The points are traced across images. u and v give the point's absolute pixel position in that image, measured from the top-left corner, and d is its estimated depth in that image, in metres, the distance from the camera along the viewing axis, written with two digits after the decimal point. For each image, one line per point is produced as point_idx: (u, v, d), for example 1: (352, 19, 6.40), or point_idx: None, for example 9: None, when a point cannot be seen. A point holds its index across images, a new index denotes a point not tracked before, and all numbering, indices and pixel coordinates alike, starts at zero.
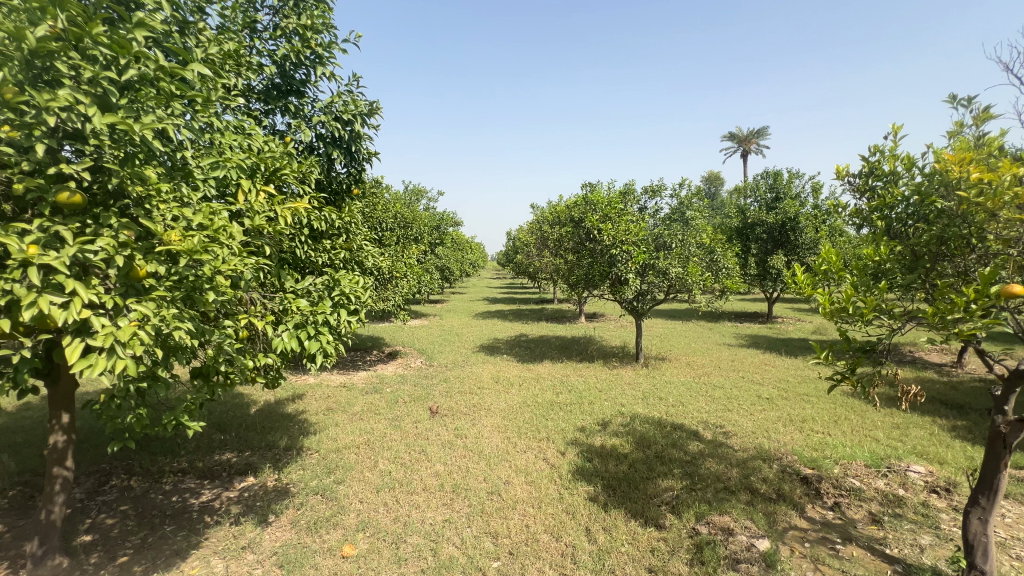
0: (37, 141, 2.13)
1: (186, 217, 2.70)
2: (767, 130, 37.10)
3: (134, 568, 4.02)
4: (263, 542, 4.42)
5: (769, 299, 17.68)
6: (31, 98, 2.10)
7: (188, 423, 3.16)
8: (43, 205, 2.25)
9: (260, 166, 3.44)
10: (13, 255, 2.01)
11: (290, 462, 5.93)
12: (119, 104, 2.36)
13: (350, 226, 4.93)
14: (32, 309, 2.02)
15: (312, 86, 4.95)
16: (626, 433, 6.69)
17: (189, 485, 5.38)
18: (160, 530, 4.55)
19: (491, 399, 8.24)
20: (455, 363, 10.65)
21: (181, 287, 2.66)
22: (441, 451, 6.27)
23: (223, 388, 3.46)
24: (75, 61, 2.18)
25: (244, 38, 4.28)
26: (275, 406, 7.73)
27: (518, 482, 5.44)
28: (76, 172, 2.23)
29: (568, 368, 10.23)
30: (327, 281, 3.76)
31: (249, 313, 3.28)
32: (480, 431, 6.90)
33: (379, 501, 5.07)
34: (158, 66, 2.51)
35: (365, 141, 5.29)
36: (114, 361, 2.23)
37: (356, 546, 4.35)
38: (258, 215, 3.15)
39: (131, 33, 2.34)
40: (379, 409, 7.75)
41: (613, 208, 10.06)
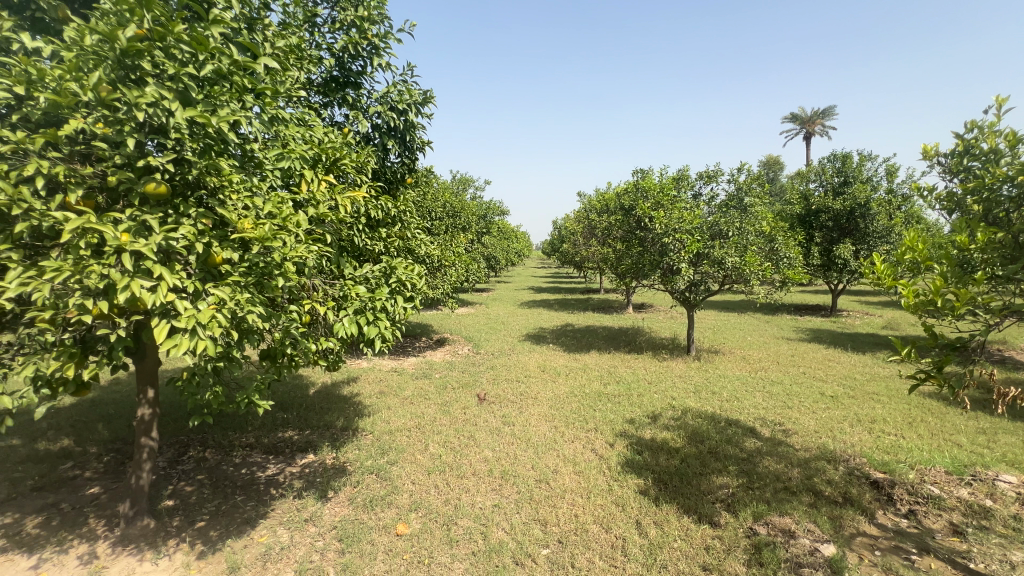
0: (127, 136, 2.30)
1: (259, 206, 2.84)
2: (833, 108, 34.52)
3: (211, 533, 4.38)
4: (324, 516, 4.66)
5: (835, 291, 16.54)
6: (122, 96, 2.26)
7: (258, 402, 3.35)
8: (132, 196, 2.43)
9: (322, 156, 3.52)
10: (108, 242, 2.20)
11: (346, 442, 6.20)
12: (198, 99, 2.51)
13: (405, 215, 4.98)
14: (125, 292, 2.20)
15: (369, 77, 5.03)
16: (678, 427, 6.51)
17: (256, 459, 5.75)
18: (232, 499, 4.91)
19: (538, 388, 8.25)
20: (501, 351, 10.73)
21: (253, 273, 2.81)
22: (489, 437, 6.36)
23: (288, 370, 3.63)
24: (159, 59, 2.33)
25: (304, 31, 4.38)
26: (332, 388, 8.11)
27: (566, 472, 5.43)
28: (162, 164, 2.40)
29: (617, 359, 10.05)
30: (384, 268, 3.85)
31: (312, 298, 3.39)
32: (527, 419, 6.93)
33: (431, 483, 5.21)
34: (234, 60, 2.64)
35: (419, 130, 5.33)
36: (196, 342, 2.41)
37: (410, 525, 4.51)
38: (321, 204, 3.25)
39: (208, 30, 2.47)
40: (428, 394, 7.96)
41: (666, 195, 9.73)
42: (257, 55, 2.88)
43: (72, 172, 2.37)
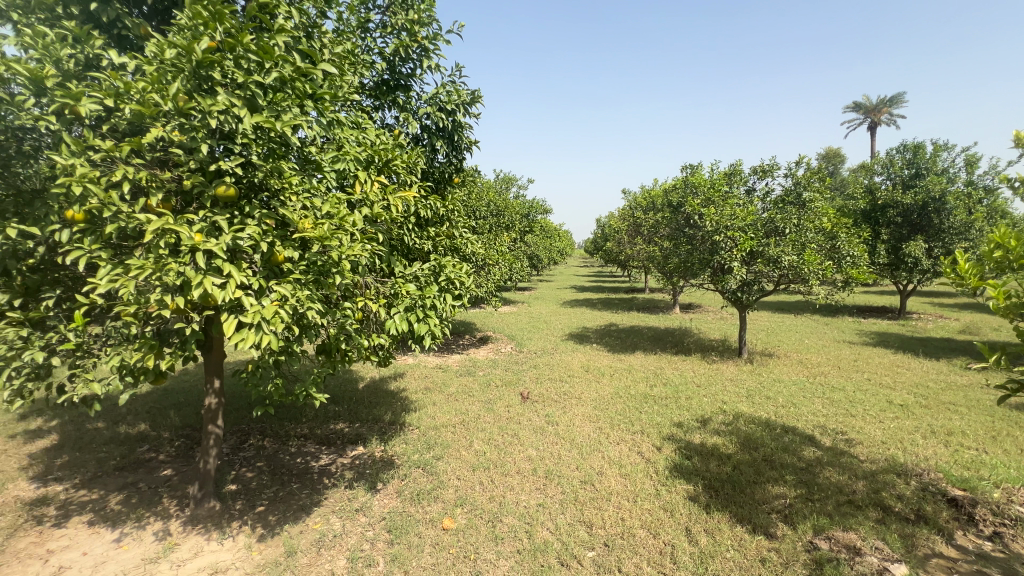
0: (201, 142, 2.46)
1: (318, 206, 2.95)
2: (902, 96, 32.07)
3: (270, 517, 4.62)
4: (374, 506, 4.81)
5: (903, 291, 15.37)
6: (197, 104, 2.42)
7: (315, 395, 3.50)
8: (205, 198, 2.59)
9: (375, 157, 3.61)
10: (183, 242, 2.37)
11: (394, 435, 6.37)
12: (264, 104, 2.65)
13: (452, 214, 5.03)
14: (198, 289, 2.36)
15: (418, 80, 5.12)
16: (729, 432, 6.26)
17: (310, 449, 6.02)
18: (288, 486, 5.16)
19: (582, 388, 8.16)
20: (544, 350, 10.69)
21: (312, 271, 2.93)
22: (533, 436, 6.35)
23: (343, 365, 3.76)
24: (229, 69, 2.48)
25: (357, 37, 4.50)
26: (380, 383, 8.36)
27: (612, 474, 5.33)
28: (232, 167, 2.55)
29: (663, 360, 9.78)
30: (434, 266, 3.92)
31: (365, 296, 3.49)
32: (571, 419, 6.87)
33: (476, 480, 5.27)
34: (296, 67, 2.77)
35: (466, 130, 5.37)
36: (260, 336, 2.54)
37: (456, 520, 4.57)
38: (374, 204, 3.34)
39: (273, 39, 2.62)
40: (472, 391, 8.05)
41: (717, 191, 9.36)
42: (316, 62, 3.01)
43: (152, 177, 2.57)
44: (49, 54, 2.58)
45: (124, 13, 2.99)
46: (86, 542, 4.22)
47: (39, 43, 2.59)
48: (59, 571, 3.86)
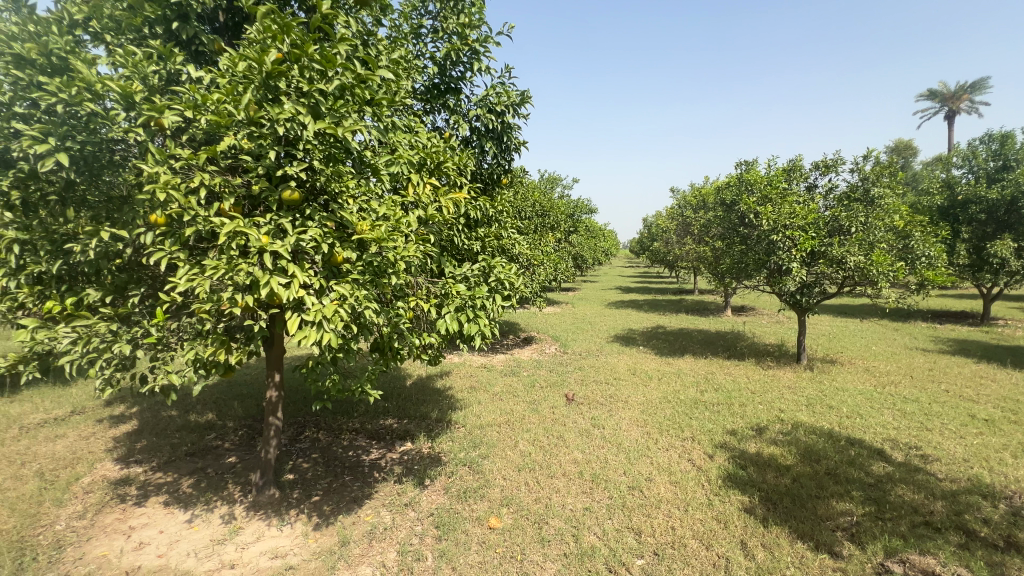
0: (269, 149, 2.61)
1: (375, 209, 3.06)
2: (987, 81, 29.24)
3: (324, 507, 4.83)
4: (422, 502, 4.91)
5: (988, 295, 14.01)
6: (267, 113, 2.57)
7: (369, 392, 3.60)
8: (272, 202, 2.74)
9: (428, 159, 3.68)
10: (253, 244, 2.51)
11: (441, 433, 6.48)
12: (327, 112, 2.78)
13: (501, 215, 5.05)
14: (265, 289, 2.49)
15: (468, 82, 5.17)
16: (788, 442, 5.93)
17: (362, 443, 6.23)
18: (341, 478, 5.36)
19: (629, 391, 7.99)
20: (589, 352, 10.55)
21: (369, 272, 3.02)
22: (579, 438, 6.27)
23: (396, 363, 3.86)
24: (295, 78, 2.62)
25: (410, 43, 4.61)
26: (427, 381, 8.53)
27: (661, 481, 5.18)
28: (297, 172, 2.68)
29: (714, 365, 9.42)
30: (483, 266, 3.96)
31: (417, 295, 3.56)
32: (618, 423, 6.73)
33: (522, 480, 5.26)
34: (357, 75, 2.89)
35: (515, 131, 5.37)
36: (321, 334, 2.65)
37: (502, 519, 4.59)
38: (427, 205, 3.40)
39: (336, 48, 2.74)
40: (517, 391, 8.06)
41: (775, 188, 8.90)
42: (374, 70, 3.11)
43: (225, 183, 2.73)
44: (138, 72, 2.82)
45: (201, 30, 3.22)
46: (163, 521, 4.56)
47: (130, 62, 2.84)
48: (139, 546, 4.20)
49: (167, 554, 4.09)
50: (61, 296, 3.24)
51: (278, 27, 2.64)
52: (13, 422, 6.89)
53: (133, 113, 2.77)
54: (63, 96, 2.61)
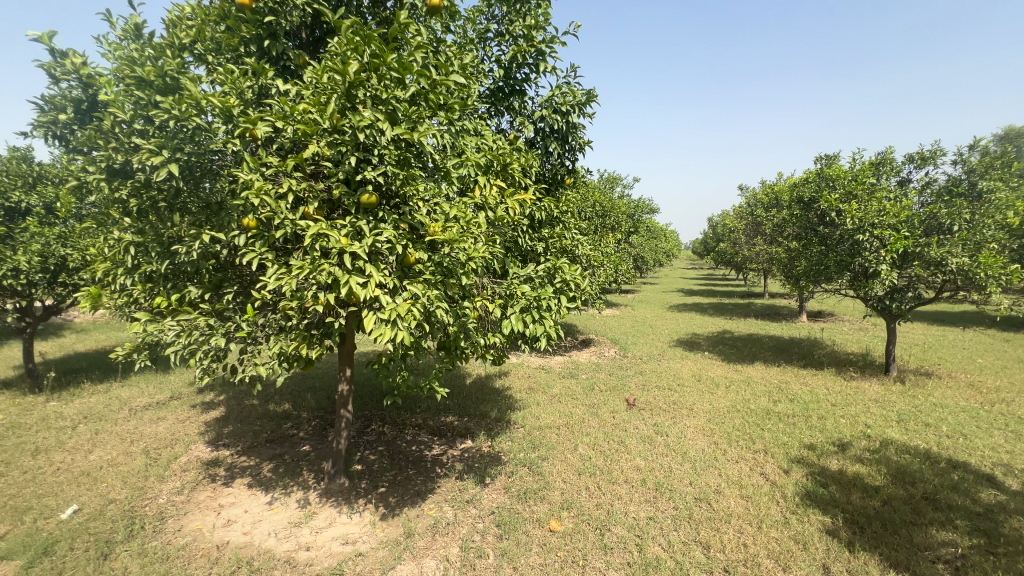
0: (350, 155, 2.76)
1: (447, 211, 3.14)
2: None
3: (390, 498, 5.02)
4: (483, 500, 4.97)
5: None
6: (349, 121, 2.73)
7: (436, 389, 3.70)
8: (351, 205, 2.89)
9: (495, 162, 3.73)
10: (334, 245, 2.65)
11: (500, 432, 6.54)
12: (403, 118, 2.89)
13: (565, 216, 5.00)
14: (345, 288, 2.62)
15: (533, 83, 5.17)
16: (876, 461, 5.42)
17: (424, 439, 6.41)
18: (405, 472, 5.56)
19: (694, 398, 7.66)
20: (651, 356, 10.23)
21: (439, 272, 3.11)
22: (641, 445, 6.09)
23: (461, 361, 3.94)
24: (374, 87, 2.76)
25: (477, 48, 4.68)
26: (486, 380, 8.65)
27: (731, 495, 4.92)
28: (374, 176, 2.81)
29: (789, 374, 8.80)
30: (549, 267, 3.95)
31: (484, 296, 3.61)
32: (683, 431, 6.47)
33: (582, 484, 5.19)
34: (431, 81, 2.98)
35: (580, 130, 5.31)
36: (395, 332, 2.76)
37: (563, 523, 4.55)
38: (494, 206, 3.45)
39: (412, 56, 2.86)
40: (576, 394, 7.97)
41: (860, 183, 8.22)
42: (446, 75, 3.20)
43: (309, 188, 2.91)
44: (235, 87, 3.07)
45: (288, 46, 3.45)
46: (247, 502, 4.95)
47: (229, 79, 3.10)
48: (228, 523, 4.57)
49: (251, 533, 4.42)
50: (167, 293, 3.60)
51: (359, 39, 2.79)
52: (124, 404, 7.76)
53: (230, 125, 3.03)
54: (173, 112, 2.90)
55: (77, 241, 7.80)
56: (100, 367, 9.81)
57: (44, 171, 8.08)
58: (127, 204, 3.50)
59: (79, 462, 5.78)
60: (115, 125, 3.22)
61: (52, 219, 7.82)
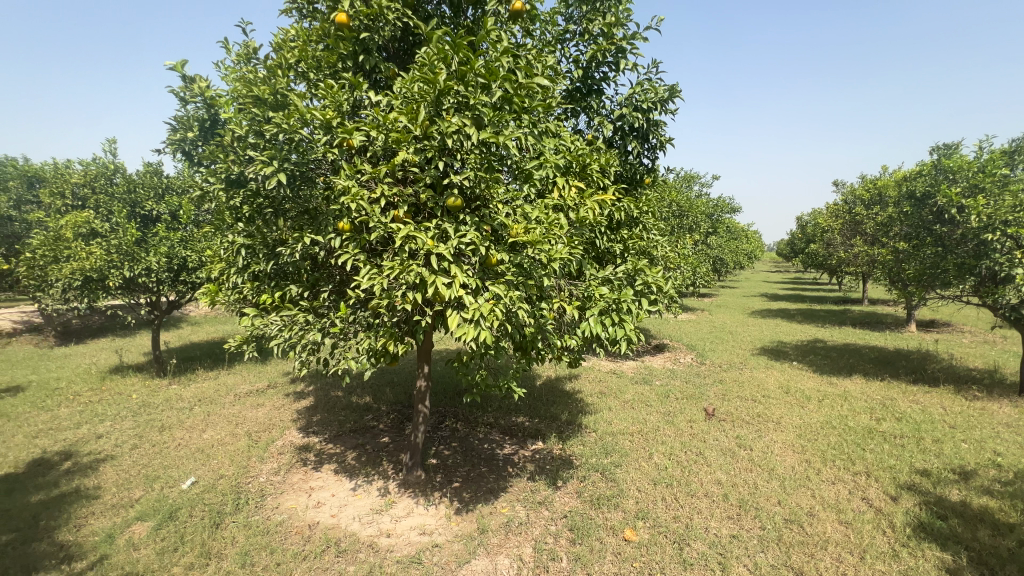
0: (438, 159, 2.89)
1: (528, 213, 3.18)
2: None
3: (465, 494, 5.15)
4: (556, 502, 4.95)
5: None
6: (438, 128, 2.86)
7: (513, 388, 3.78)
8: (438, 208, 3.01)
9: (574, 163, 3.72)
10: (421, 247, 2.78)
11: (572, 435, 6.47)
12: (488, 122, 2.97)
13: (646, 216, 4.86)
14: (432, 288, 2.74)
15: (611, 82, 5.08)
16: (1010, 494, 4.70)
17: (496, 437, 6.51)
18: (478, 469, 5.67)
19: (782, 411, 7.10)
20: (731, 364, 9.64)
21: (520, 273, 3.15)
22: (722, 458, 5.75)
23: (537, 363, 3.96)
24: (461, 94, 2.87)
25: (556, 49, 4.68)
26: (556, 382, 8.61)
27: (827, 519, 4.50)
28: (460, 180, 2.92)
29: (896, 390, 7.89)
30: (629, 269, 3.87)
31: (561, 297, 3.60)
32: (769, 446, 6.03)
33: (658, 495, 5.00)
34: (516, 85, 3.05)
35: (662, 127, 5.13)
36: (478, 331, 2.83)
37: (638, 533, 4.41)
38: (574, 206, 3.43)
39: (499, 62, 2.95)
40: (650, 400, 7.71)
41: (989, 174, 7.21)
42: (529, 79, 3.25)
43: (399, 192, 3.08)
44: (334, 100, 3.32)
45: (380, 59, 3.66)
46: (334, 486, 5.31)
47: (329, 93, 3.35)
48: (318, 505, 4.94)
49: (338, 515, 4.74)
50: (272, 291, 3.97)
51: (448, 48, 2.92)
52: (230, 390, 8.66)
53: (329, 135, 3.28)
54: (283, 126, 3.19)
55: (195, 244, 8.83)
56: (210, 356, 11.01)
57: (171, 183, 9.24)
58: (241, 211, 3.90)
59: (195, 440, 6.54)
60: (233, 141, 3.60)
61: (176, 225, 8.91)
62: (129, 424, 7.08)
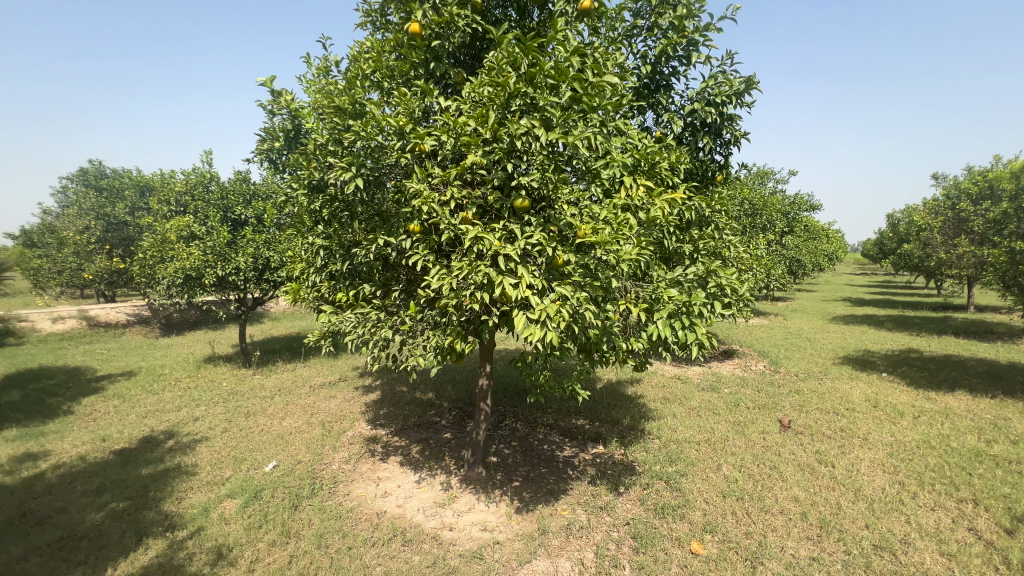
0: (506, 161, 2.93)
1: (596, 213, 3.13)
2: None
3: (525, 493, 5.18)
4: (618, 508, 4.84)
5: None
6: (508, 130, 2.92)
7: (577, 390, 3.76)
8: (506, 209, 3.06)
9: (642, 162, 3.62)
10: (488, 247, 2.83)
11: (634, 441, 6.31)
12: (556, 122, 2.97)
13: (719, 215, 4.63)
14: (499, 288, 2.78)
15: (681, 77, 4.91)
16: None
17: (556, 439, 6.48)
18: (538, 470, 5.67)
19: (870, 427, 6.49)
20: (809, 374, 8.95)
21: (587, 274, 3.12)
22: (799, 473, 5.36)
23: (602, 366, 3.89)
24: (531, 95, 2.91)
25: (624, 45, 4.59)
26: (617, 386, 8.42)
27: (925, 549, 4.06)
28: (527, 182, 2.95)
29: (1011, 409, 6.95)
30: (701, 271, 3.71)
31: (628, 300, 3.52)
32: (854, 464, 5.53)
33: (728, 508, 4.74)
34: (586, 84, 3.04)
35: (738, 121, 4.86)
36: (545, 331, 2.83)
37: (706, 546, 4.21)
38: (644, 206, 3.34)
39: (568, 62, 2.95)
40: (719, 409, 7.33)
41: None
42: (598, 77, 3.21)
43: (467, 195, 3.16)
44: (407, 107, 3.46)
45: (449, 66, 3.78)
46: (400, 478, 5.53)
47: (403, 100, 3.51)
48: (385, 494, 5.17)
49: (403, 506, 4.93)
50: (348, 290, 4.21)
51: (519, 51, 2.97)
52: (306, 381, 9.29)
53: (402, 140, 3.43)
54: (361, 133, 3.38)
55: (277, 246, 9.55)
56: (289, 350, 11.86)
57: (257, 189, 10.04)
58: (320, 215, 4.17)
59: (276, 427, 7.07)
60: (315, 149, 3.85)
61: (261, 228, 9.68)
62: (220, 409, 7.79)
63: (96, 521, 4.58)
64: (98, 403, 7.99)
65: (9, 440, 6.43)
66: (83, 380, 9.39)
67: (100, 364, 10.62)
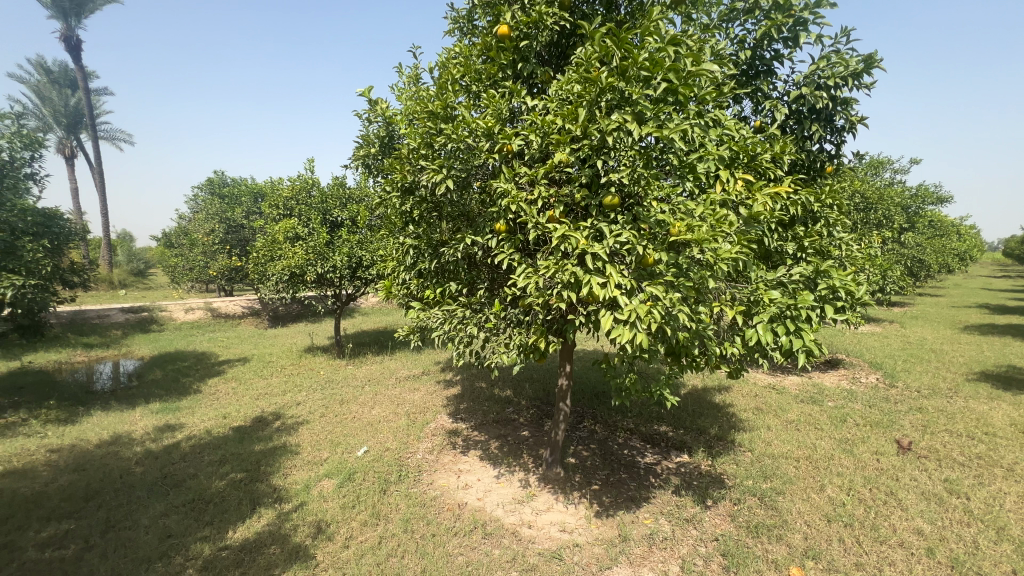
0: (596, 158, 2.89)
1: (690, 210, 2.98)
2: None
3: (604, 497, 5.08)
4: (705, 522, 4.57)
5: None
6: (598, 125, 2.87)
7: (665, 395, 3.61)
8: (594, 207, 3.01)
9: (741, 154, 3.39)
10: (576, 245, 2.79)
11: (723, 452, 5.92)
12: (649, 116, 2.87)
13: (828, 211, 4.21)
14: (586, 287, 2.73)
15: (786, 60, 4.52)
16: None
17: (637, 444, 6.28)
18: (618, 474, 5.53)
19: (1017, 457, 5.52)
20: (934, 390, 7.84)
21: (679, 274, 2.98)
22: (923, 502, 4.70)
23: (692, 370, 3.69)
24: (623, 89, 2.83)
25: (721, 31, 4.32)
26: (703, 393, 7.96)
27: None
28: (618, 178, 2.88)
29: None
30: (808, 271, 3.39)
31: (723, 301, 3.31)
32: (995, 498, 4.75)
33: (833, 534, 4.29)
34: (681, 75, 2.90)
35: (854, 105, 4.36)
36: (635, 333, 2.74)
37: (807, 573, 3.84)
38: (744, 201, 3.12)
39: (664, 51, 2.83)
40: (821, 424, 6.66)
41: None
42: (696, 66, 3.05)
43: (554, 194, 3.15)
44: (496, 108, 3.53)
45: (536, 65, 3.79)
46: (480, 472, 5.67)
47: (491, 102, 3.59)
48: (466, 486, 5.33)
49: (483, 499, 5.05)
50: (436, 287, 4.38)
51: (611, 44, 2.91)
52: (392, 374, 9.85)
53: (490, 142, 3.50)
54: (451, 136, 3.50)
55: (369, 246, 10.23)
56: (377, 343, 12.66)
57: (352, 194, 10.82)
58: (411, 216, 4.39)
59: (367, 415, 7.59)
60: (408, 153, 4.06)
61: (355, 229, 10.43)
62: (318, 395, 8.52)
63: (219, 488, 5.21)
64: (220, 384, 9.11)
65: (154, 412, 7.53)
66: (209, 363, 10.75)
67: (221, 350, 12.11)
